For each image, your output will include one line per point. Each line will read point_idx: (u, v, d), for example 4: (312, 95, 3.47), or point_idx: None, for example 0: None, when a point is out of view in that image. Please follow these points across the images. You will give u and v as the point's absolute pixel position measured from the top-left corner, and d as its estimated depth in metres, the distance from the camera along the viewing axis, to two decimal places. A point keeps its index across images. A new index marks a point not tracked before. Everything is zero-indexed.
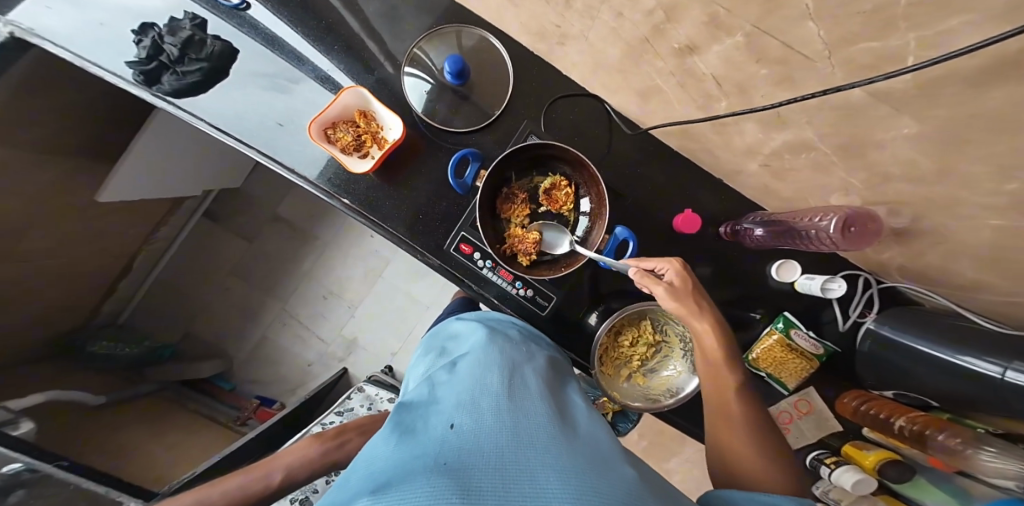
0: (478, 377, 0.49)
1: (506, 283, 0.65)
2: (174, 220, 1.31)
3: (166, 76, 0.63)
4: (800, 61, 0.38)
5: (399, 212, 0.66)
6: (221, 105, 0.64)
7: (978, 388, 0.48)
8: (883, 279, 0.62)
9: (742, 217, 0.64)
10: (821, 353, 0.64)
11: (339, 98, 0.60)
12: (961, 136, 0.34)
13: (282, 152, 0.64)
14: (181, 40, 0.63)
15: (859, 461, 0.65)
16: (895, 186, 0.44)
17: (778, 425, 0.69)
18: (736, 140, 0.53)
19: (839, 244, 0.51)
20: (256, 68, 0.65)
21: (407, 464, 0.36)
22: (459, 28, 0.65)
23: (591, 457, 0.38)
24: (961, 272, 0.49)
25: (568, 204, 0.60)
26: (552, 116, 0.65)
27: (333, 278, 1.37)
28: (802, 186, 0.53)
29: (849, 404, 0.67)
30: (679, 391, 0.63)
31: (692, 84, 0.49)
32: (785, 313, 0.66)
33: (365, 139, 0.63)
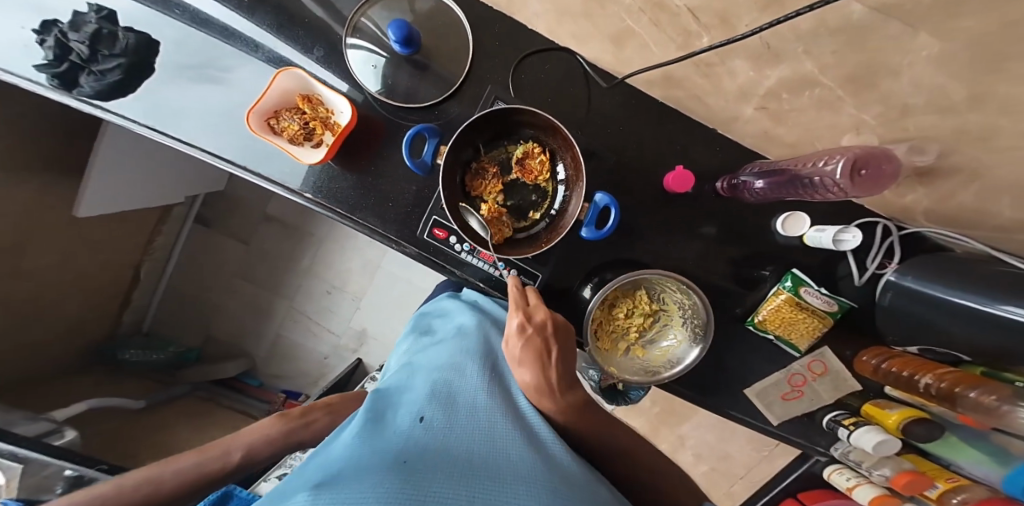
0: (452, 375, 0.51)
1: (487, 265, 0.61)
2: (167, 229, 1.31)
3: (83, 76, 0.57)
4: None
5: (366, 200, 0.62)
6: (150, 104, 0.58)
7: (1013, 336, 0.42)
8: (906, 224, 0.56)
9: (741, 169, 0.57)
10: (834, 310, 0.58)
11: (273, 83, 0.54)
12: (996, 48, 0.27)
13: (229, 148, 0.59)
14: (89, 36, 0.57)
15: (881, 421, 0.61)
16: (915, 118, 0.37)
17: (789, 387, 0.65)
18: (726, 83, 0.46)
19: (849, 192, 0.44)
20: (180, 59, 0.58)
21: (367, 459, 0.37)
22: None
23: (553, 469, 0.39)
24: (997, 210, 0.43)
25: (544, 173, 0.55)
26: (520, 77, 0.59)
27: (333, 271, 1.36)
28: (806, 128, 0.46)
29: (869, 363, 0.61)
30: (680, 361, 0.59)
31: (667, 21, 0.42)
32: (794, 269, 0.60)
33: (314, 126, 0.57)
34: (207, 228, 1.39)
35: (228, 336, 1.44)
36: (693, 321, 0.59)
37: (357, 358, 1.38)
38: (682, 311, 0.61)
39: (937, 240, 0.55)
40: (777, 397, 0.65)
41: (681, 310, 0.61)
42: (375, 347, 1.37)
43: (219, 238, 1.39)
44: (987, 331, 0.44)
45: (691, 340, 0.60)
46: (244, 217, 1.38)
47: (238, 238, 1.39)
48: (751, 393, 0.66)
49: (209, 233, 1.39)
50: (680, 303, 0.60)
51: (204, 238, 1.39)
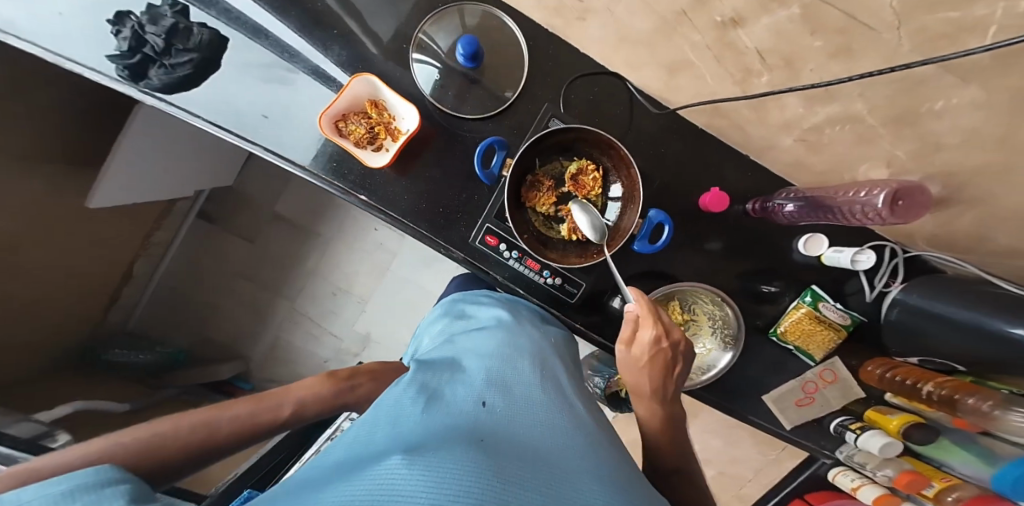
0: (508, 359, 0.49)
1: (533, 273, 0.63)
2: (167, 223, 1.26)
3: (153, 69, 0.60)
4: (863, 31, 0.35)
5: (417, 205, 0.63)
6: (213, 99, 0.62)
7: (1006, 351, 0.48)
8: (909, 248, 0.62)
9: (775, 192, 0.62)
10: (848, 323, 0.65)
11: (347, 89, 0.57)
12: None
13: (293, 147, 0.62)
14: (165, 30, 0.60)
15: (883, 425, 0.68)
16: (947, 155, 0.43)
17: (802, 394, 0.70)
18: (773, 116, 0.51)
19: (885, 218, 0.50)
20: (247, 58, 0.62)
21: (441, 431, 0.35)
22: (460, 6, 0.62)
23: (625, 474, 0.38)
24: (1000, 239, 0.49)
25: (596, 189, 0.58)
26: (570, 98, 0.62)
27: (340, 274, 1.34)
28: (840, 160, 0.52)
29: (874, 372, 0.68)
30: (711, 368, 0.66)
31: (730, 58, 0.46)
32: (812, 286, 0.66)
33: (378, 131, 0.60)
34: (209, 225, 1.35)
35: (225, 338, 1.39)
36: (724, 331, 0.65)
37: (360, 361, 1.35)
38: (712, 321, 0.66)
39: (933, 262, 0.62)
40: (792, 403, 0.70)
41: (710, 321, 0.66)
42: (379, 351, 1.35)
43: (223, 235, 1.35)
44: (983, 345, 0.50)
45: (722, 347, 0.66)
46: (247, 216, 1.34)
47: (242, 236, 1.35)
48: (769, 399, 0.71)
49: (212, 230, 1.35)
50: (711, 313, 0.66)
51: (206, 234, 1.35)
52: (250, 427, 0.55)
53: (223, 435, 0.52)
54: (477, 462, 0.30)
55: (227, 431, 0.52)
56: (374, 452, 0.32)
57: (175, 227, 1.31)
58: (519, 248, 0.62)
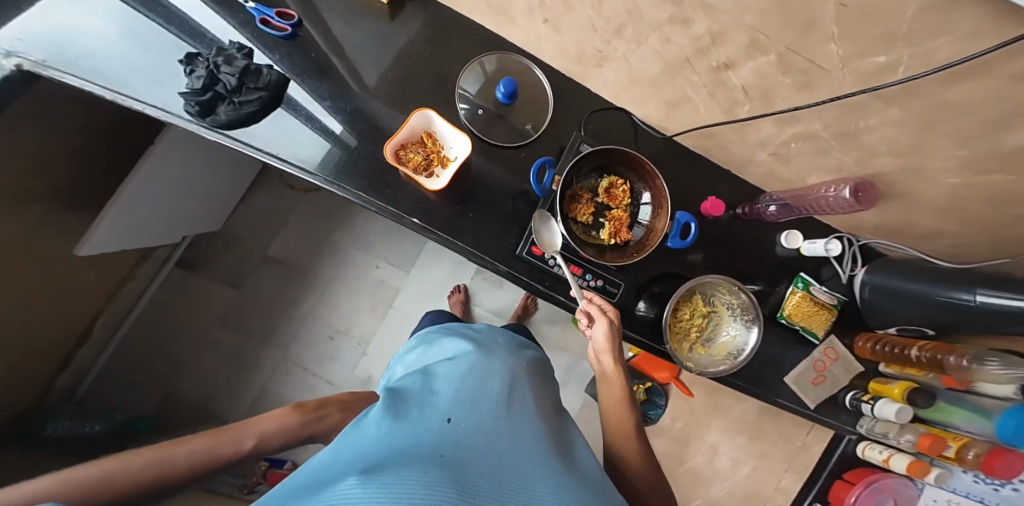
0: (475, 384, 0.55)
1: (578, 277, 0.70)
2: (142, 271, 1.22)
3: (223, 105, 0.68)
4: (821, 73, 0.50)
5: (464, 224, 0.72)
6: (274, 136, 0.71)
7: (955, 311, 0.63)
8: (861, 237, 0.79)
9: (758, 197, 0.77)
10: (835, 303, 0.77)
11: (409, 122, 0.65)
12: (930, 118, 0.49)
13: (350, 179, 0.70)
14: (238, 70, 0.67)
15: (887, 394, 0.76)
16: (879, 159, 0.59)
17: (815, 372, 0.79)
18: (751, 135, 0.66)
19: (851, 206, 0.65)
20: (304, 98, 0.73)
21: (409, 448, 0.40)
22: (479, 58, 0.74)
23: (578, 482, 0.44)
24: (921, 223, 0.67)
25: (627, 199, 0.68)
26: (591, 128, 0.76)
27: (342, 315, 1.31)
28: (803, 169, 0.67)
29: (866, 347, 0.79)
30: (743, 351, 0.70)
31: (721, 93, 0.61)
32: (801, 274, 0.78)
33: (432, 159, 0.68)
34: (188, 272, 1.30)
35: (196, 396, 1.26)
36: (744, 315, 0.71)
37: None
38: (732, 310, 0.72)
39: (876, 248, 0.79)
40: (809, 383, 0.78)
41: (730, 310, 0.72)
42: None
43: (203, 283, 1.31)
44: (937, 310, 0.65)
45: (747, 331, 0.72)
46: (238, 259, 1.32)
47: (227, 282, 1.31)
48: (790, 381, 0.78)
49: (190, 277, 1.30)
50: (730, 303, 0.72)
51: (183, 283, 1.30)
52: (211, 459, 0.52)
53: (183, 468, 0.49)
54: (429, 466, 0.36)
55: (187, 464, 0.50)
56: (343, 468, 0.37)
57: (152, 273, 1.26)
58: (564, 255, 0.70)
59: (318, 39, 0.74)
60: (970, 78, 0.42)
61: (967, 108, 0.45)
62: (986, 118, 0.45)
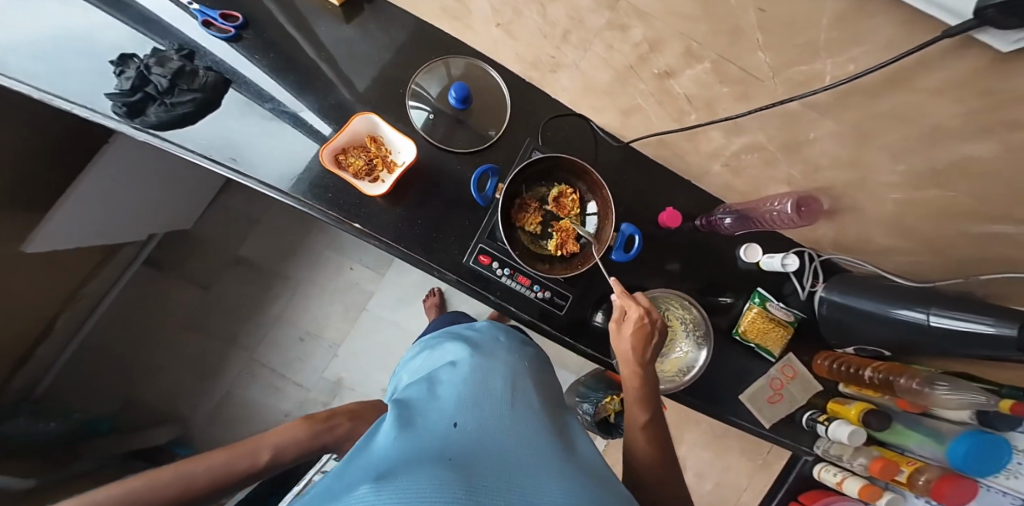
0: (479, 388, 0.53)
1: (525, 288, 0.69)
2: (107, 272, 1.20)
3: (153, 106, 0.69)
4: (754, 81, 0.50)
5: (411, 231, 0.71)
6: (206, 138, 0.71)
7: (913, 332, 0.61)
8: (822, 252, 0.77)
9: (714, 209, 0.75)
10: (791, 319, 0.77)
11: (349, 125, 0.67)
12: (866, 130, 0.48)
13: (288, 181, 0.70)
14: (171, 72, 0.69)
15: (844, 415, 0.77)
16: (826, 173, 0.58)
17: (772, 390, 0.79)
18: (703, 146, 0.65)
19: (795, 222, 0.65)
20: (248, 99, 0.74)
21: (415, 451, 0.39)
22: (446, 59, 0.73)
23: (590, 471, 0.42)
24: (875, 240, 0.66)
25: (575, 209, 0.67)
26: (548, 134, 0.74)
27: (311, 316, 1.30)
28: (756, 181, 0.66)
29: (823, 365, 0.78)
30: (691, 369, 0.69)
31: (668, 102, 0.60)
32: (758, 289, 0.78)
33: (376, 163, 0.69)
34: (158, 272, 1.29)
35: (162, 396, 1.26)
36: (696, 332, 0.70)
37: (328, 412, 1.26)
38: (685, 325, 0.71)
39: (840, 263, 0.76)
40: (765, 401, 0.79)
41: (683, 325, 0.71)
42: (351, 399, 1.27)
43: (171, 284, 1.30)
44: (895, 330, 0.63)
45: (695, 348, 0.71)
46: (211, 258, 1.31)
47: (197, 283, 1.31)
48: (744, 398, 0.79)
49: (159, 277, 1.29)
50: (683, 318, 0.70)
51: (152, 283, 1.29)
52: (228, 473, 0.57)
53: (202, 483, 0.54)
54: (439, 468, 0.34)
55: (207, 477, 0.55)
56: (347, 477, 0.35)
57: (112, 279, 1.23)
58: (510, 265, 0.69)
59: (260, 40, 0.74)
60: (898, 89, 0.43)
61: (898, 120, 0.45)
62: (918, 131, 0.44)
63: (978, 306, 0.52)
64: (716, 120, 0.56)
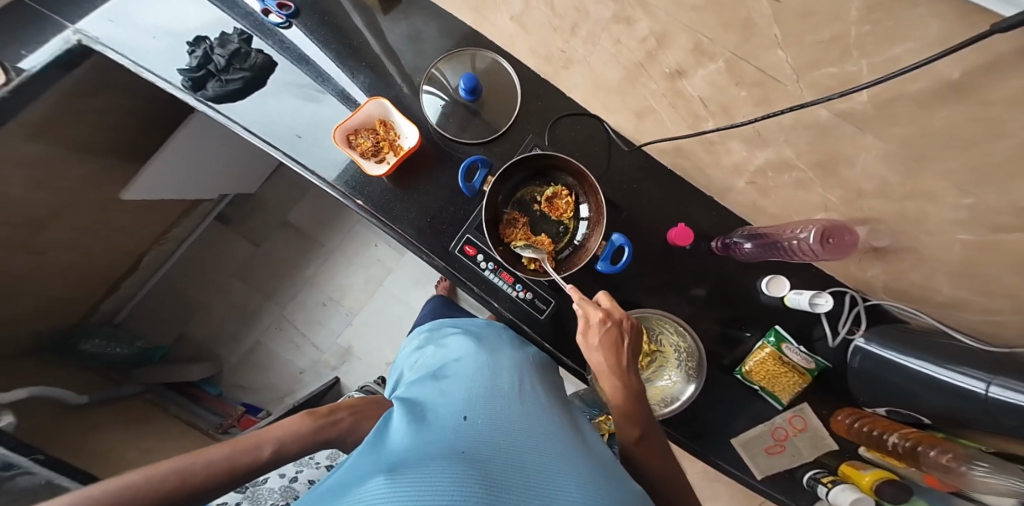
0: (488, 378, 0.52)
1: (507, 286, 0.67)
2: (186, 223, 1.33)
3: (211, 82, 0.74)
4: (774, 85, 0.43)
5: (407, 213, 0.71)
6: (252, 113, 0.75)
7: (966, 403, 0.49)
8: (870, 296, 0.65)
9: (732, 232, 0.67)
10: (812, 368, 0.65)
11: (363, 108, 0.68)
12: (921, 151, 0.39)
13: (305, 153, 0.73)
14: (229, 52, 0.74)
15: (856, 481, 0.64)
16: (866, 201, 0.48)
17: (773, 441, 0.68)
18: (724, 158, 0.57)
19: (818, 254, 0.54)
20: (291, 80, 0.76)
21: (423, 450, 0.38)
22: (475, 52, 0.72)
23: (599, 464, 0.41)
24: (939, 289, 0.54)
25: (569, 211, 0.63)
26: (555, 133, 0.70)
27: (335, 285, 1.36)
28: (785, 203, 0.57)
29: (843, 422, 0.66)
30: (674, 401, 0.63)
31: (682, 105, 0.53)
32: (776, 327, 0.68)
33: (382, 146, 0.69)
34: (216, 231, 1.41)
35: (205, 339, 1.39)
36: (687, 362, 0.63)
37: (335, 376, 1.32)
38: (677, 354, 0.64)
39: (891, 310, 0.64)
40: (761, 450, 0.69)
41: (676, 353, 0.64)
42: (357, 367, 1.32)
43: (225, 243, 1.41)
44: (943, 397, 0.52)
45: (686, 379, 0.64)
46: (259, 223, 1.41)
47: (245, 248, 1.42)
48: (738, 443, 0.69)
49: (215, 235, 1.41)
50: (676, 345, 0.64)
51: (211, 240, 1.41)
52: (223, 473, 0.43)
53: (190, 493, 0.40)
54: (455, 470, 0.34)
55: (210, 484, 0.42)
56: (357, 480, 0.35)
57: (193, 227, 1.37)
58: (495, 260, 0.67)
59: (310, 25, 0.76)
60: (948, 102, 0.34)
61: (962, 141, 0.35)
62: (990, 157, 0.34)
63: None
64: (732, 126, 0.48)
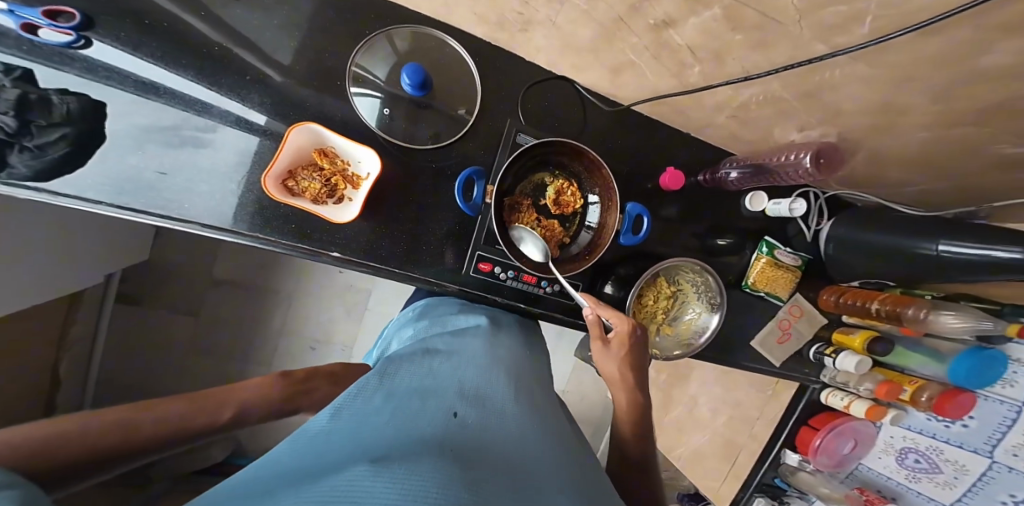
0: (480, 382, 0.55)
1: (532, 286, 0.71)
2: (80, 315, 1.16)
3: (13, 154, 0.54)
4: (774, 25, 0.41)
5: (395, 249, 0.67)
6: (109, 181, 0.57)
7: (920, 264, 0.69)
8: (824, 190, 0.82)
9: (718, 167, 0.77)
10: (798, 264, 0.85)
11: (288, 143, 0.57)
12: (907, 72, 0.41)
13: (249, 222, 0.61)
14: (12, 103, 0.54)
15: (849, 344, 0.86)
16: (844, 120, 0.54)
17: (782, 330, 0.88)
18: (708, 100, 0.59)
19: (814, 175, 0.63)
20: (146, 122, 0.59)
21: (410, 440, 0.41)
22: (387, 31, 0.63)
23: (575, 476, 0.46)
24: (887, 171, 0.65)
25: (578, 201, 0.70)
26: (529, 110, 0.70)
27: (315, 323, 1.33)
28: (763, 129, 0.63)
29: (829, 299, 0.87)
30: (704, 329, 0.78)
31: (667, 54, 0.53)
32: (767, 238, 0.84)
33: (336, 182, 0.62)
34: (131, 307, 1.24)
35: None
36: (707, 293, 0.79)
37: None
38: (695, 289, 0.80)
39: (843, 197, 0.84)
40: (775, 342, 0.88)
41: (695, 287, 0.80)
42: None
43: (150, 316, 1.25)
44: (901, 263, 0.72)
45: (708, 310, 0.79)
46: (186, 286, 1.27)
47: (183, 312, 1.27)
48: (756, 343, 0.87)
49: (137, 312, 1.25)
50: (692, 282, 0.79)
51: (144, 315, 1.25)
52: (183, 425, 0.53)
53: (149, 433, 0.49)
54: (440, 466, 0.37)
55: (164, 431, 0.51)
56: (342, 459, 0.38)
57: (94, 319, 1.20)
58: (513, 268, 0.70)
59: (130, 36, 0.58)
60: (947, 32, 0.34)
61: (944, 62, 0.38)
62: (966, 72, 0.39)
63: (1000, 237, 0.60)
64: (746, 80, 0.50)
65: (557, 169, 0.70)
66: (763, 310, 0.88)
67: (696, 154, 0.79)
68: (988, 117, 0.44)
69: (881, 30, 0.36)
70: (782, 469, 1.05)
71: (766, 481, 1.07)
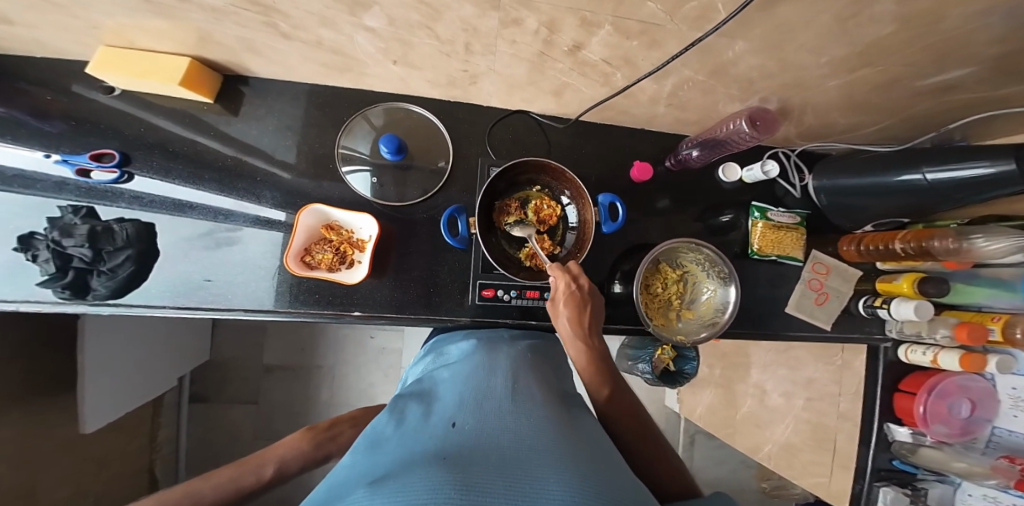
0: (480, 389, 0.57)
1: (537, 299, 0.77)
2: (163, 421, 1.32)
3: (93, 279, 0.67)
4: (655, 26, 0.49)
5: (406, 295, 0.77)
6: (165, 289, 0.70)
7: (913, 192, 0.70)
8: (795, 146, 0.88)
9: (678, 148, 0.84)
10: (798, 221, 0.88)
11: (301, 225, 0.70)
12: (780, 35, 0.48)
13: (286, 297, 0.73)
14: (84, 237, 0.67)
15: (899, 290, 0.83)
16: (762, 85, 0.60)
17: (815, 291, 0.89)
18: (641, 97, 0.68)
19: (756, 136, 0.68)
20: (187, 234, 0.71)
21: (412, 458, 0.42)
22: (363, 113, 0.77)
23: (586, 451, 0.45)
24: (833, 119, 0.69)
25: (556, 209, 0.78)
26: (496, 145, 0.81)
27: (361, 392, 1.45)
28: (702, 110, 0.70)
29: (851, 250, 0.88)
30: (724, 304, 0.79)
31: (590, 71, 0.62)
32: (755, 203, 0.88)
33: (344, 249, 0.72)
34: (206, 403, 1.40)
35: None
36: (713, 268, 0.81)
37: None
38: (700, 267, 0.82)
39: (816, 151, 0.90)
40: (813, 304, 0.89)
41: (700, 265, 0.82)
42: None
43: (225, 408, 1.41)
44: (895, 197, 0.72)
45: (722, 283, 0.80)
46: (242, 379, 1.41)
47: (246, 401, 1.41)
48: (792, 309, 0.89)
49: (212, 407, 1.40)
50: (695, 260, 0.82)
51: (214, 411, 1.40)
52: (236, 489, 0.59)
53: (212, 498, 0.55)
54: (436, 471, 0.37)
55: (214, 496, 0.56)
56: (349, 488, 0.39)
57: (174, 421, 1.36)
58: (514, 287, 0.77)
59: (157, 166, 0.72)
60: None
61: (803, 21, 0.45)
62: (825, 23, 0.45)
63: (969, 151, 0.62)
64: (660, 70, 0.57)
65: (530, 187, 0.78)
66: (773, 278, 0.89)
67: (660, 146, 0.86)
68: (871, 50, 0.49)
69: (732, 7, 0.43)
70: (897, 449, 0.86)
71: (884, 466, 0.86)
